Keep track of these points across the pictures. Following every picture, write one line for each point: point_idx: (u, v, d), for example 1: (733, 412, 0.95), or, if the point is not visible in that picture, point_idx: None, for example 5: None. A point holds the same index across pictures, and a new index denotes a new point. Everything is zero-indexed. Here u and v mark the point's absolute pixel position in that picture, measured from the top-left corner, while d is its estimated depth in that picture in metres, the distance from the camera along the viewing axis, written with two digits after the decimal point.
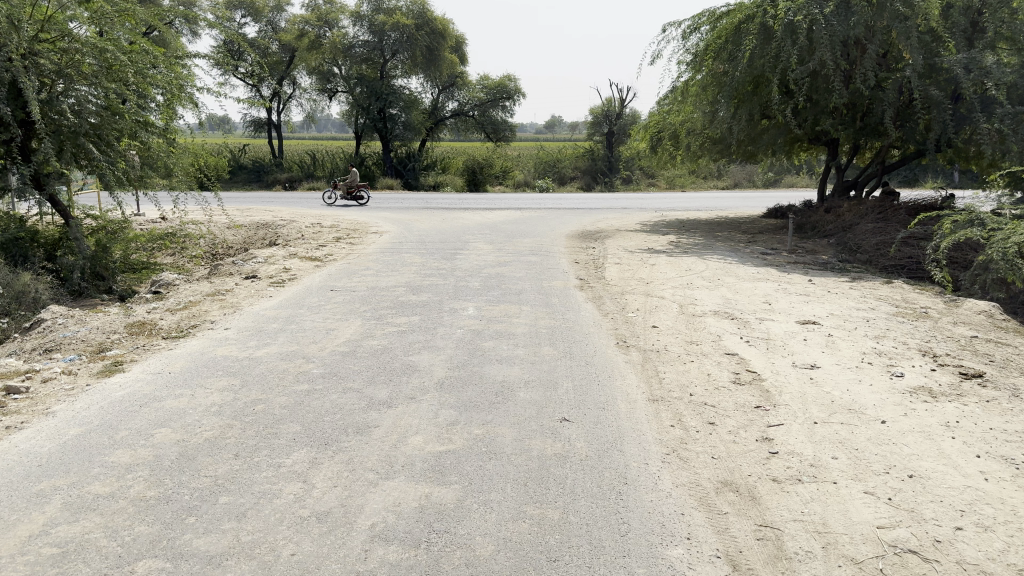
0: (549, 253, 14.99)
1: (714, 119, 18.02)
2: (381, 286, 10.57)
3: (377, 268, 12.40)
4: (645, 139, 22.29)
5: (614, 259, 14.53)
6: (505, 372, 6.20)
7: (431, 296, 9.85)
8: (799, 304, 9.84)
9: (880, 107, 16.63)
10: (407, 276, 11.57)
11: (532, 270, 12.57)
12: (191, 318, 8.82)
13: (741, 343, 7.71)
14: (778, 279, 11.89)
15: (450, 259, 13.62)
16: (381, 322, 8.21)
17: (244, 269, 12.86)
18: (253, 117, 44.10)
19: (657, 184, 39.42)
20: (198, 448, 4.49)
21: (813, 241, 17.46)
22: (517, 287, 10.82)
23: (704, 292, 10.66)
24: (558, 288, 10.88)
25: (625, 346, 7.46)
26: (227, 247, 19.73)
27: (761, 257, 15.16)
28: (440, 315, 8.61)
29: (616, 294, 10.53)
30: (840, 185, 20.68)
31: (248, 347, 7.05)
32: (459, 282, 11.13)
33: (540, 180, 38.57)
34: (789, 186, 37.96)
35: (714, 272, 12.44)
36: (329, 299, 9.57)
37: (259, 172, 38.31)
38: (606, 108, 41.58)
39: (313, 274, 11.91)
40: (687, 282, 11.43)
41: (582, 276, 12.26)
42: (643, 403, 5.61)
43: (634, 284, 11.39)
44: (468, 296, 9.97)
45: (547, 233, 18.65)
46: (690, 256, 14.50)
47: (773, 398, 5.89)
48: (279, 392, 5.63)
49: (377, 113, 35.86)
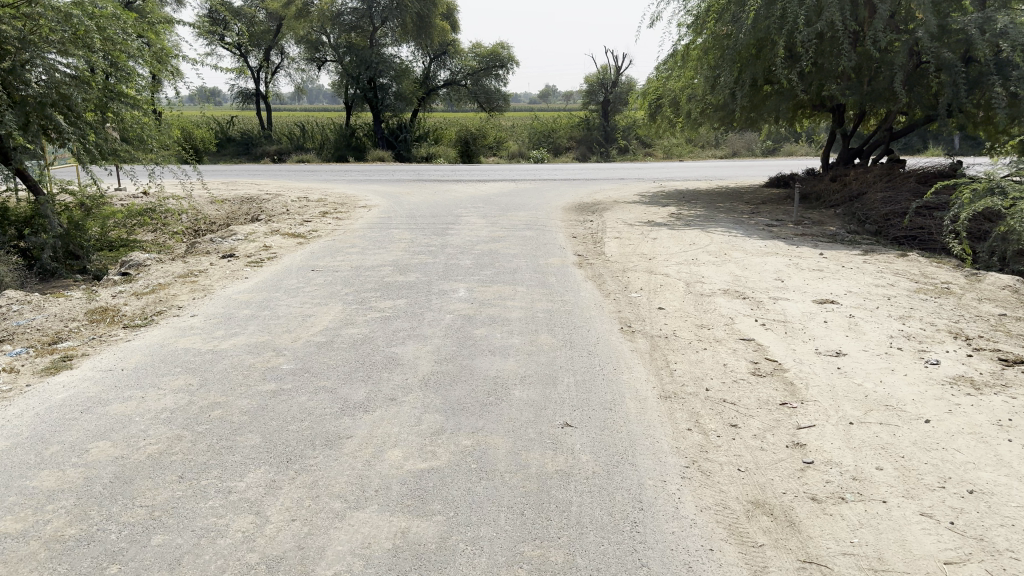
0: (544, 227, 14.29)
1: (717, 85, 17.23)
2: (366, 266, 9.88)
3: (363, 245, 11.70)
4: (643, 107, 21.49)
5: (613, 232, 13.84)
6: (498, 365, 5.54)
7: (419, 276, 9.18)
8: (814, 282, 9.17)
9: (891, 70, 15.87)
10: (395, 254, 10.88)
11: (527, 246, 11.89)
12: (158, 303, 8.13)
13: (756, 326, 7.05)
14: (788, 253, 11.22)
15: (441, 235, 12.92)
16: (363, 307, 7.54)
17: (223, 247, 12.15)
18: (240, 88, 43.02)
19: (655, 154, 38.56)
20: (138, 469, 3.85)
21: (819, 212, 16.76)
22: (511, 265, 10.14)
23: (711, 268, 9.99)
24: (556, 266, 10.20)
25: (629, 332, 6.80)
26: (210, 223, 18.98)
27: (766, 229, 14.47)
28: (428, 298, 7.93)
29: (618, 272, 9.86)
30: (845, 153, 19.94)
31: (214, 338, 6.38)
32: (450, 260, 10.45)
33: (536, 151, 37.64)
34: (790, 155, 37.11)
35: (719, 246, 11.77)
36: (309, 281, 8.88)
37: (247, 144, 37.38)
38: (602, 76, 40.73)
39: (294, 253, 11.21)
40: (692, 258, 10.75)
41: (580, 251, 11.58)
42: (654, 401, 4.96)
43: (636, 260, 10.72)
44: (460, 276, 9.30)
45: (543, 206, 17.93)
46: (693, 229, 13.82)
47: (799, 393, 5.24)
48: (241, 394, 4.96)
49: (367, 83, 34.86)
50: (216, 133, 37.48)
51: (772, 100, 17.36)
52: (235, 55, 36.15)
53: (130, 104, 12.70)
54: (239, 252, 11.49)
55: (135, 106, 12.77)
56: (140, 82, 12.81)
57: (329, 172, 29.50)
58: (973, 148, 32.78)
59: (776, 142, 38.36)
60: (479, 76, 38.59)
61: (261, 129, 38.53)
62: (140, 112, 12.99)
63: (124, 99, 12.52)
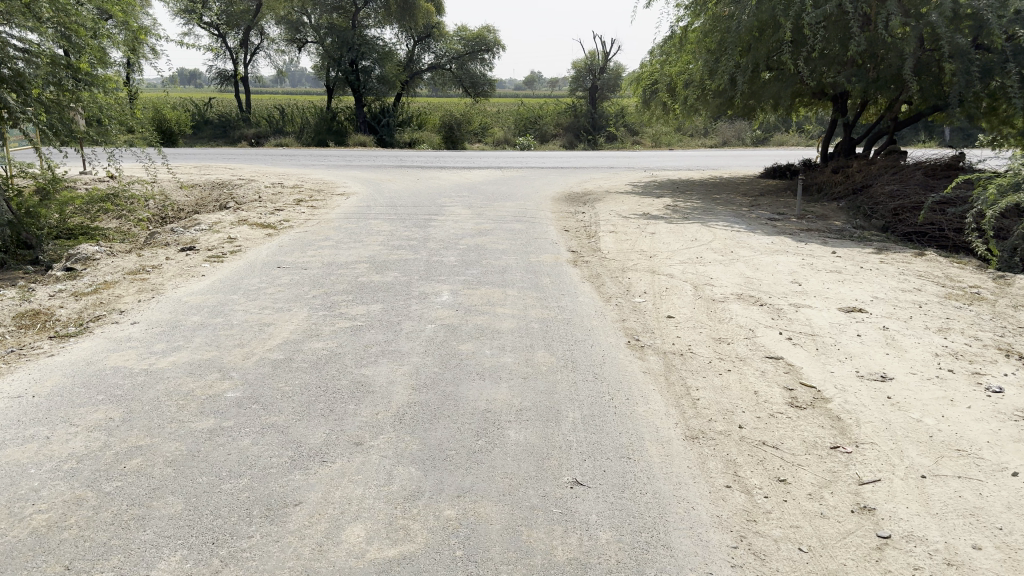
0: (534, 219, 13.37)
1: (717, 70, 16.32)
2: (339, 262, 8.92)
3: (337, 239, 10.73)
4: (637, 92, 20.53)
5: (608, 226, 12.94)
6: (488, 393, 4.61)
7: (396, 276, 8.22)
8: (834, 286, 8.30)
9: (902, 56, 15.03)
10: (372, 249, 9.92)
11: (516, 240, 10.95)
12: (98, 306, 7.12)
13: (782, 340, 6.16)
14: (799, 252, 10.35)
15: (422, 227, 11.98)
16: (332, 313, 6.58)
17: (183, 239, 11.14)
18: (218, 70, 41.61)
19: (643, 142, 37.54)
20: (15, 553, 2.93)
21: (821, 206, 15.93)
22: (500, 263, 9.21)
23: (719, 269, 9.10)
24: (549, 264, 9.28)
25: (638, 347, 5.88)
26: (178, 211, 17.91)
27: (770, 223, 13.61)
28: (407, 303, 6.99)
29: (618, 273, 8.95)
30: (846, 144, 19.08)
31: (152, 354, 5.42)
32: (433, 256, 9.50)
33: (522, 137, 36.60)
34: (781, 144, 36.30)
35: (724, 242, 10.90)
36: (274, 280, 7.91)
37: (225, 127, 36.10)
38: (589, 61, 39.78)
39: (261, 247, 10.21)
40: (696, 256, 9.86)
41: (573, 247, 10.69)
42: (681, 445, 4.05)
43: (635, 258, 9.83)
44: (443, 275, 8.36)
45: (531, 196, 16.98)
46: (692, 223, 12.93)
47: (852, 434, 4.34)
48: (171, 434, 4.01)
49: (349, 66, 33.69)
50: (191, 115, 36.13)
51: (774, 87, 16.48)
52: (212, 34, 34.81)
53: (89, 82, 11.45)
54: (201, 245, 10.48)
55: (96, 84, 11.52)
56: (100, 57, 11.56)
57: (307, 156, 28.42)
58: (965, 140, 32.16)
59: (767, 131, 37.56)
60: (464, 60, 37.51)
61: (238, 111, 37.23)
62: (101, 91, 11.76)
63: (81, 76, 11.32)
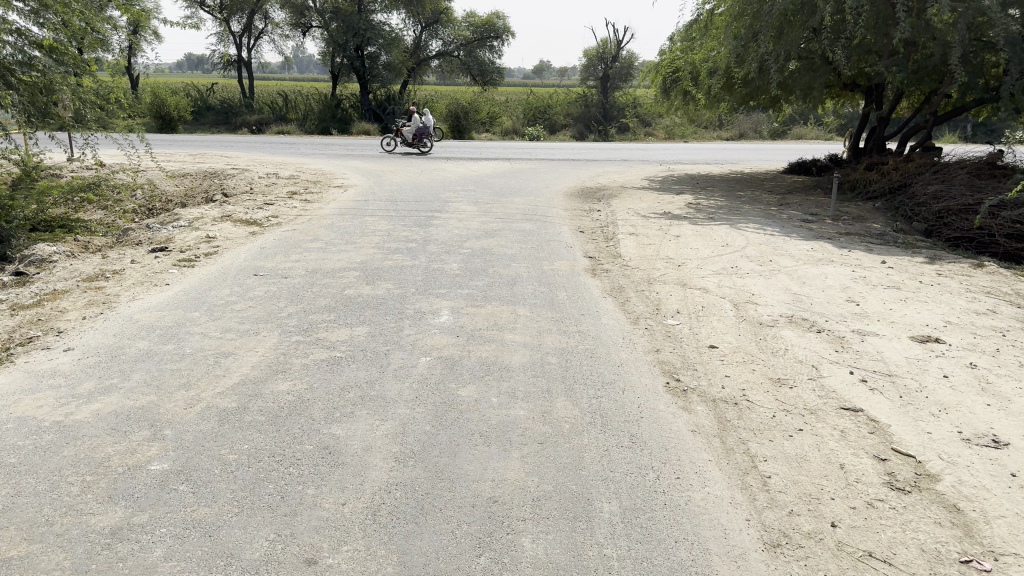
0: (547, 219, 12.22)
1: (744, 56, 15.12)
2: (325, 270, 7.81)
3: (328, 240, 9.63)
4: (655, 82, 19.32)
5: (627, 226, 11.80)
6: (493, 469, 3.48)
7: (389, 288, 7.09)
8: (896, 307, 7.14)
9: (949, 46, 13.84)
10: (366, 253, 8.81)
11: (527, 244, 9.83)
12: (34, 324, 6.01)
13: (854, 385, 5.02)
14: (845, 262, 9.19)
15: (423, 226, 10.88)
16: (307, 339, 5.45)
17: (158, 237, 10.09)
18: (221, 55, 40.51)
19: (656, 134, 36.29)
20: None
21: (856, 206, 14.73)
22: (509, 272, 8.08)
23: (759, 283, 7.94)
24: (564, 275, 8.14)
25: (680, 392, 4.75)
26: (166, 201, 16.83)
27: (804, 226, 12.46)
28: (398, 326, 5.86)
29: (643, 286, 7.81)
30: (878, 139, 17.86)
31: (75, 399, 4.32)
32: (433, 263, 8.40)
33: (531, 127, 35.29)
34: (800, 137, 35.02)
35: (759, 249, 9.75)
36: (246, 293, 6.80)
37: (227, 113, 35.03)
38: (601, 50, 38.49)
39: (240, 248, 9.12)
40: (731, 265, 8.71)
41: (591, 253, 9.57)
42: (760, 562, 2.94)
43: (662, 267, 8.69)
44: (443, 288, 7.24)
45: (541, 191, 15.85)
46: (720, 225, 11.79)
47: (987, 541, 3.22)
48: (56, 540, 2.91)
49: (354, 52, 32.62)
50: (192, 100, 35.05)
51: (805, 78, 15.30)
52: (215, 18, 33.73)
53: (64, 64, 10.86)
54: (175, 245, 9.43)
55: (71, 66, 10.92)
56: (78, 37, 10.95)
57: (308, 144, 27.25)
58: (992, 136, 30.72)
59: (785, 124, 36.16)
60: (472, 46, 36.29)
61: (241, 97, 36.12)
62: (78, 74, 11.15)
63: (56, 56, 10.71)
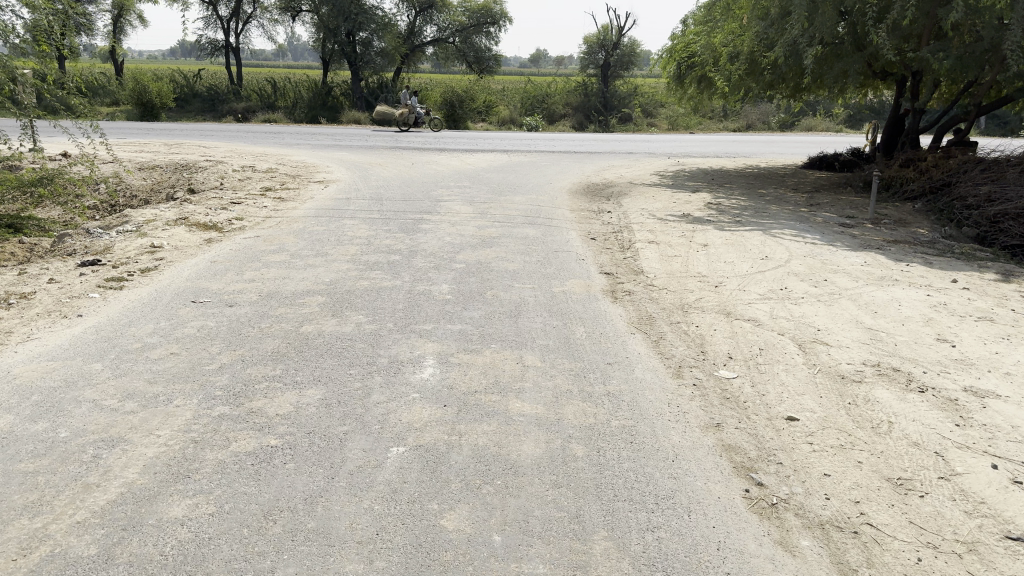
0: (552, 222, 10.73)
1: (772, 39, 13.65)
2: (283, 294, 6.29)
3: (295, 250, 8.13)
4: (667, 68, 17.74)
5: (645, 232, 10.30)
6: None
7: (360, 323, 5.57)
8: (1001, 349, 5.63)
9: (1002, 31, 12.35)
10: (338, 269, 7.31)
11: (532, 256, 8.32)
12: None
13: (1010, 494, 3.51)
14: (910, 282, 7.69)
15: (410, 233, 9.39)
16: (236, 412, 3.94)
17: (96, 245, 8.57)
18: (208, 39, 38.81)
19: (660, 125, 34.67)
20: None
21: (894, 207, 13.24)
22: (511, 297, 6.57)
23: (820, 313, 6.43)
24: (578, 300, 6.64)
25: (772, 511, 3.26)
26: (131, 196, 15.28)
27: (843, 231, 10.98)
28: (364, 385, 4.33)
29: (678, 316, 6.30)
30: (911, 133, 16.24)
31: None
32: (419, 283, 6.91)
33: (529, 117, 33.67)
34: (810, 129, 33.40)
35: (806, 264, 8.24)
36: (172, 332, 5.27)
37: (213, 101, 33.40)
38: (602, 37, 36.75)
39: (188, 263, 7.60)
40: (779, 286, 7.20)
41: (607, 267, 8.09)
42: None
43: (697, 288, 7.19)
44: (430, 321, 5.73)
45: (544, 188, 14.33)
46: (749, 230, 10.31)
47: None
48: None
49: (345, 37, 31.05)
50: (178, 87, 33.47)
51: (837, 65, 13.81)
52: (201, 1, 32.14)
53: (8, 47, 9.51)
54: (112, 257, 7.92)
55: (15, 49, 9.57)
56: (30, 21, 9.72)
57: (293, 134, 25.67)
58: (1004, 129, 29.33)
59: (794, 116, 34.57)
60: (468, 33, 34.59)
61: (229, 83, 34.52)
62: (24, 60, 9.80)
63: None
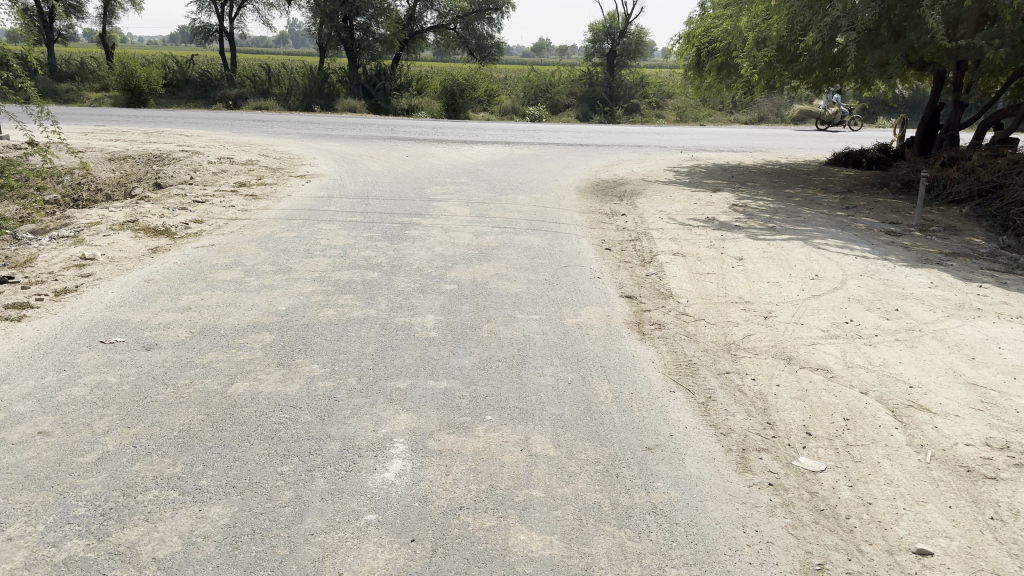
0: (560, 228, 9.36)
1: (808, 22, 12.24)
2: (220, 332, 4.93)
3: (252, 264, 6.76)
4: (684, 55, 16.32)
5: (667, 240, 8.94)
6: None
7: (312, 377, 4.20)
8: None
9: None
10: (299, 292, 5.95)
11: (538, 273, 6.96)
12: None
13: None
14: (997, 312, 6.31)
15: (394, 242, 8.02)
16: (91, 559, 2.58)
17: (21, 254, 7.20)
18: (201, 24, 37.31)
19: (667, 117, 33.13)
20: None
21: (939, 212, 11.84)
22: (513, 334, 5.20)
23: (906, 360, 5.05)
24: (599, 338, 5.28)
25: None
26: (94, 188, 13.87)
27: (892, 241, 9.60)
28: (296, 497, 2.97)
29: (727, 363, 4.93)
30: (953, 128, 14.77)
31: None
32: (398, 313, 5.52)
33: (532, 107, 32.14)
34: (824, 122, 31.83)
35: (867, 288, 6.85)
36: (52, 396, 3.90)
37: (206, 87, 31.96)
38: (608, 24, 35.16)
39: (117, 281, 6.23)
40: (844, 320, 5.83)
41: (629, 289, 6.72)
42: None
43: (743, 320, 5.82)
44: (406, 372, 4.35)
45: (548, 186, 12.95)
46: (787, 240, 8.94)
47: None
48: None
49: (342, 22, 29.53)
50: (171, 73, 32.04)
51: (875, 52, 12.42)
52: None
53: None
54: (30, 271, 6.55)
55: None
56: None
57: (283, 122, 24.27)
58: None
59: (808, 108, 33.02)
60: (470, 19, 33.00)
61: (223, 70, 33.06)
62: None
63: None
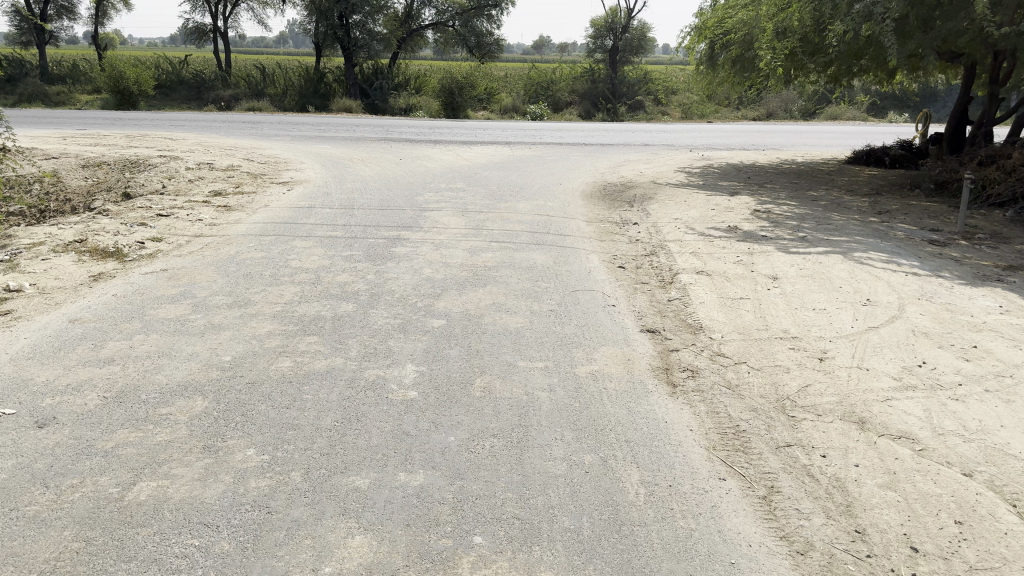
0: (566, 242, 8.31)
1: (837, 9, 11.17)
2: (142, 396, 3.89)
3: (205, 295, 5.71)
4: (696, 48, 15.25)
5: (688, 255, 7.88)
6: None
7: (245, 470, 3.15)
8: None
9: None
10: (253, 333, 4.89)
11: (542, 302, 5.91)
12: None
13: None
14: None
15: (377, 263, 6.96)
16: None
17: None
18: (195, 24, 36.23)
19: (673, 114, 31.96)
20: None
21: (981, 216, 10.77)
22: (512, 392, 4.15)
23: (1010, 423, 3.99)
24: (621, 394, 4.22)
25: None
26: (62, 198, 12.83)
27: (937, 252, 8.55)
28: None
29: (785, 430, 3.87)
30: (988, 122, 13.64)
31: None
32: (371, 363, 4.46)
33: (534, 105, 31.00)
34: (836, 118, 30.63)
35: (930, 316, 5.79)
36: None
37: (199, 87, 30.90)
38: (610, 20, 33.97)
39: (37, 321, 5.18)
40: (917, 363, 4.77)
41: (651, 321, 5.67)
42: None
43: (796, 364, 4.76)
44: (373, 457, 3.30)
45: (553, 191, 11.89)
46: (824, 253, 7.87)
47: None
48: None
49: (337, 20, 28.49)
50: (163, 74, 31.00)
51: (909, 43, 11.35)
52: None
53: None
54: None
55: None
56: None
57: (273, 123, 23.21)
58: None
59: (818, 103, 31.83)
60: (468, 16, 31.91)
61: (217, 70, 32.02)
62: None
63: None
